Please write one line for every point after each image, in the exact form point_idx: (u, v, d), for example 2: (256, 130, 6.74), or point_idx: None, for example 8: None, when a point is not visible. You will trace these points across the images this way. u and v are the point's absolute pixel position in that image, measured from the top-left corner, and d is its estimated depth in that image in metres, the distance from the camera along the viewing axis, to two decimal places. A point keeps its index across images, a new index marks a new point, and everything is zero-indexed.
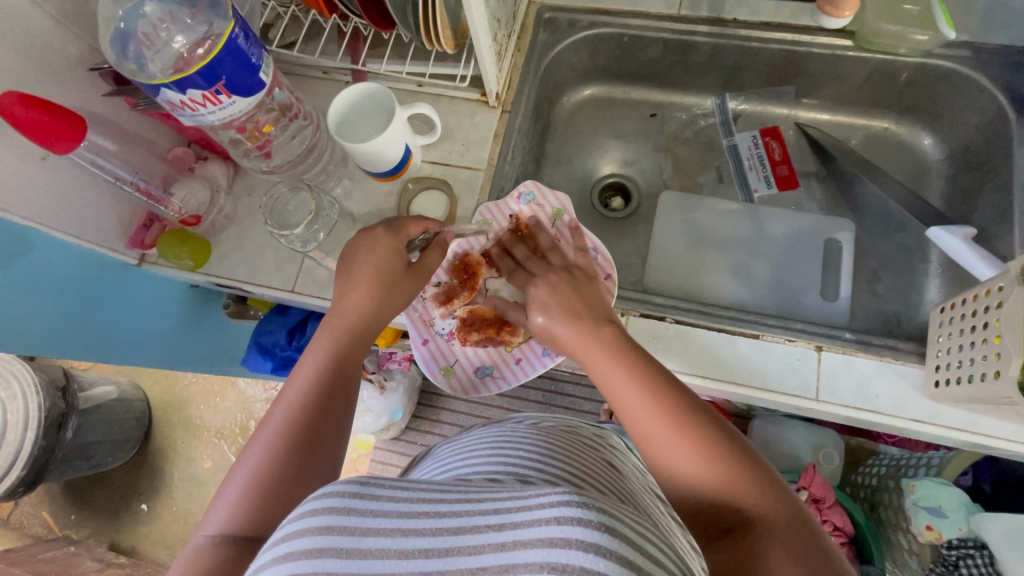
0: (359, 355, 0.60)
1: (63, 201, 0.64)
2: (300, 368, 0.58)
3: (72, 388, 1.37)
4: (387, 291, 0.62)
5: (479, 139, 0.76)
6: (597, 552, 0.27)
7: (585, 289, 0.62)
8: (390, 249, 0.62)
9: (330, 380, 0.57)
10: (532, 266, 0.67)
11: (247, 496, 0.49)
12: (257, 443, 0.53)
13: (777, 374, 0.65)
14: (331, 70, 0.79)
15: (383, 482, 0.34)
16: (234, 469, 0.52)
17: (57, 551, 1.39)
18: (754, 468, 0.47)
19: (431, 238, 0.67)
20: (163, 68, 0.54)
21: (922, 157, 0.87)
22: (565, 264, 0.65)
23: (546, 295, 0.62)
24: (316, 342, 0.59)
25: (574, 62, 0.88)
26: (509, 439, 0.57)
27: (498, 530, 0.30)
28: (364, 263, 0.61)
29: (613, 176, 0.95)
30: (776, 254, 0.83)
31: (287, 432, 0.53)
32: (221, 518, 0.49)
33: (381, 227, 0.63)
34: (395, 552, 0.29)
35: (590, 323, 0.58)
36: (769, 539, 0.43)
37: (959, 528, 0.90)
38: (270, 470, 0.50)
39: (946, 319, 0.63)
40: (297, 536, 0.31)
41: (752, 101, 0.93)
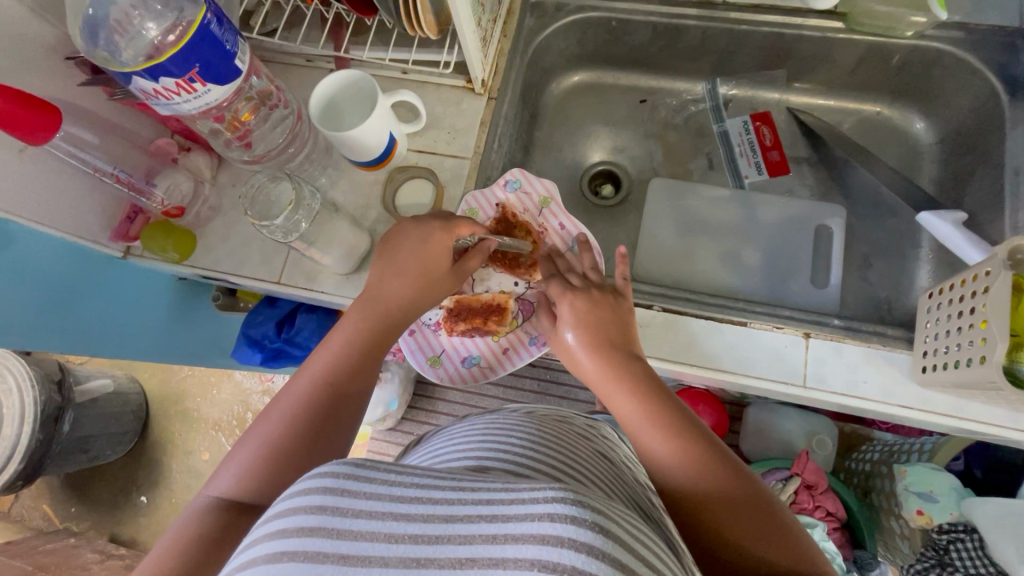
0: (385, 344, 0.60)
1: (41, 192, 0.63)
2: (323, 349, 0.58)
3: (67, 382, 1.37)
4: (421, 283, 0.62)
5: (465, 126, 0.75)
6: (589, 553, 0.27)
7: (621, 317, 0.61)
8: (435, 242, 0.62)
9: (356, 363, 0.57)
10: (572, 278, 0.65)
11: (256, 463, 0.50)
12: (275, 412, 0.53)
13: (764, 361, 0.65)
14: (314, 58, 0.77)
15: (379, 466, 0.34)
16: (249, 433, 0.53)
17: (58, 543, 1.40)
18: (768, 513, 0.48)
19: (476, 243, 0.66)
20: (135, 55, 0.53)
21: (915, 140, 0.86)
22: (604, 283, 0.64)
23: (582, 313, 0.61)
24: (345, 322, 0.60)
25: (562, 47, 0.87)
26: (501, 426, 0.57)
27: (490, 520, 0.29)
28: (404, 249, 0.62)
29: (603, 163, 0.93)
30: (767, 241, 0.82)
31: (305, 408, 0.53)
32: (229, 480, 0.49)
33: (437, 221, 0.63)
34: (385, 536, 0.29)
35: (620, 355, 0.58)
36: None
37: (949, 513, 0.91)
38: (284, 441, 0.51)
39: (934, 305, 0.63)
40: (289, 513, 0.31)
41: (743, 86, 0.91)
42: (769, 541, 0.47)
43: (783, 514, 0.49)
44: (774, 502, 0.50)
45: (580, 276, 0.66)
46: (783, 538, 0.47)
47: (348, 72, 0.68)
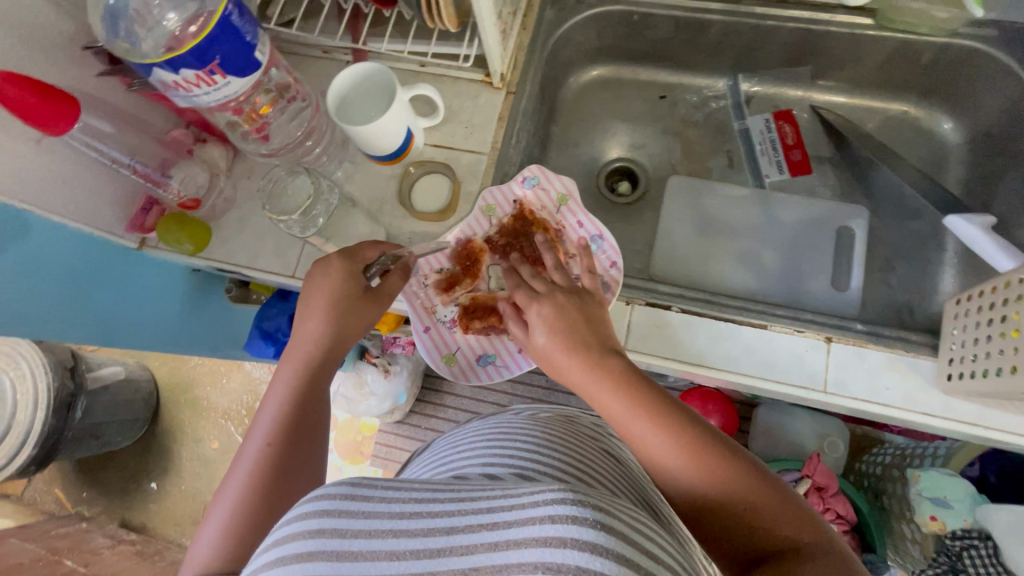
0: (325, 392, 0.59)
1: (59, 183, 0.63)
2: (264, 411, 0.57)
3: (80, 369, 1.37)
4: (343, 314, 0.60)
5: (482, 121, 0.74)
6: (594, 551, 0.27)
7: (592, 315, 0.60)
8: (342, 273, 0.60)
9: (296, 416, 0.56)
10: (536, 283, 0.64)
11: (228, 532, 0.49)
12: (232, 480, 0.52)
13: (784, 365, 0.64)
14: (330, 50, 0.77)
15: (375, 483, 0.33)
16: (212, 509, 0.51)
17: (70, 528, 1.42)
18: (770, 489, 0.48)
19: (393, 261, 0.63)
20: (156, 46, 0.52)
21: (942, 141, 0.84)
22: (572, 286, 0.63)
23: (551, 320, 0.59)
24: (279, 380, 0.59)
25: (582, 41, 0.85)
26: (505, 431, 0.57)
27: (491, 529, 0.29)
28: (318, 290, 0.60)
29: (620, 159, 0.92)
30: (786, 242, 0.81)
31: (262, 466, 0.52)
32: (206, 549, 0.48)
33: (336, 252, 0.61)
34: (386, 553, 0.29)
35: (596, 355, 0.56)
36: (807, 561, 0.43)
37: (964, 519, 0.90)
38: (246, 511, 0.50)
39: (962, 311, 0.62)
40: (286, 539, 0.31)
41: (765, 83, 0.90)
42: (772, 516, 0.46)
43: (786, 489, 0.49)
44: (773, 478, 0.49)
45: (544, 280, 0.64)
46: (785, 509, 0.47)
47: (360, 65, 0.67)
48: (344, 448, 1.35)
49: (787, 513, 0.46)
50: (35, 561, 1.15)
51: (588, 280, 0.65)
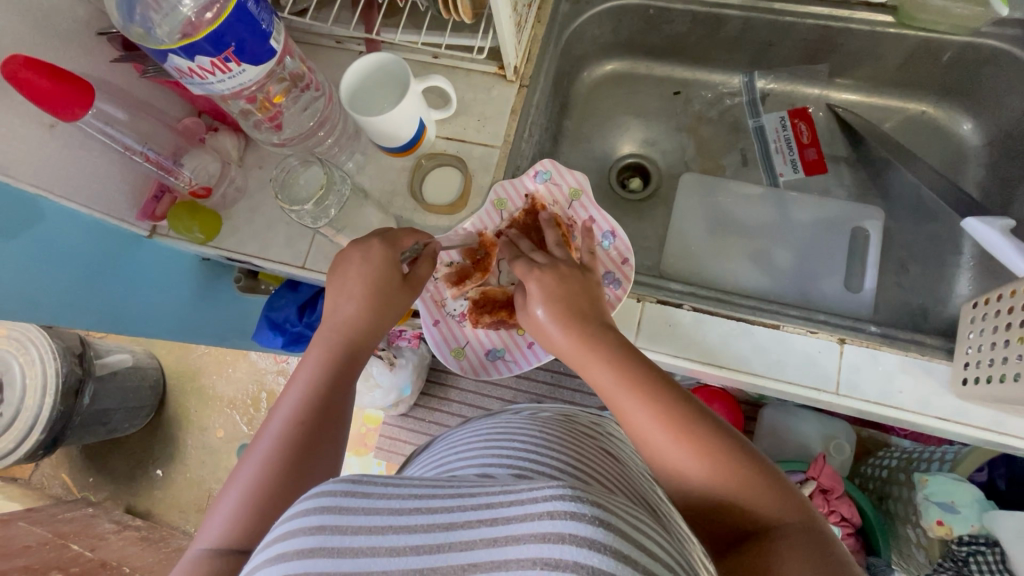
0: (353, 375, 0.59)
1: (72, 170, 0.63)
2: (292, 387, 0.56)
3: (88, 355, 1.38)
4: (377, 299, 0.60)
5: (495, 114, 0.73)
6: (591, 547, 0.28)
7: (592, 290, 0.61)
8: (384, 261, 0.60)
9: (325, 395, 0.55)
10: (536, 255, 0.64)
11: (244, 509, 0.48)
12: (250, 459, 0.51)
13: (795, 365, 0.63)
14: (344, 39, 0.76)
15: (375, 480, 0.35)
16: (232, 480, 0.50)
17: (76, 512, 1.44)
18: (763, 473, 0.47)
19: (422, 249, 0.64)
20: (171, 32, 0.52)
21: (961, 143, 0.83)
22: (571, 260, 0.64)
23: (551, 288, 0.59)
24: (308, 359, 0.58)
25: (596, 35, 0.85)
26: (506, 431, 0.57)
27: (491, 524, 0.30)
28: (355, 272, 0.60)
29: (633, 156, 0.91)
30: (799, 242, 0.80)
31: (282, 446, 0.51)
32: (219, 528, 0.48)
33: (379, 238, 0.62)
34: (387, 550, 0.30)
35: (594, 328, 0.56)
36: (785, 542, 0.43)
37: (970, 524, 0.89)
38: (266, 487, 0.49)
39: (979, 315, 0.61)
40: (289, 537, 0.32)
41: (781, 81, 0.89)
42: (763, 500, 0.46)
43: (778, 475, 0.48)
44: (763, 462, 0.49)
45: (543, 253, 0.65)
46: (768, 489, 0.47)
47: (370, 56, 0.66)
48: (351, 442, 1.36)
49: (778, 497, 0.46)
50: (42, 544, 1.17)
51: (587, 255, 0.66)
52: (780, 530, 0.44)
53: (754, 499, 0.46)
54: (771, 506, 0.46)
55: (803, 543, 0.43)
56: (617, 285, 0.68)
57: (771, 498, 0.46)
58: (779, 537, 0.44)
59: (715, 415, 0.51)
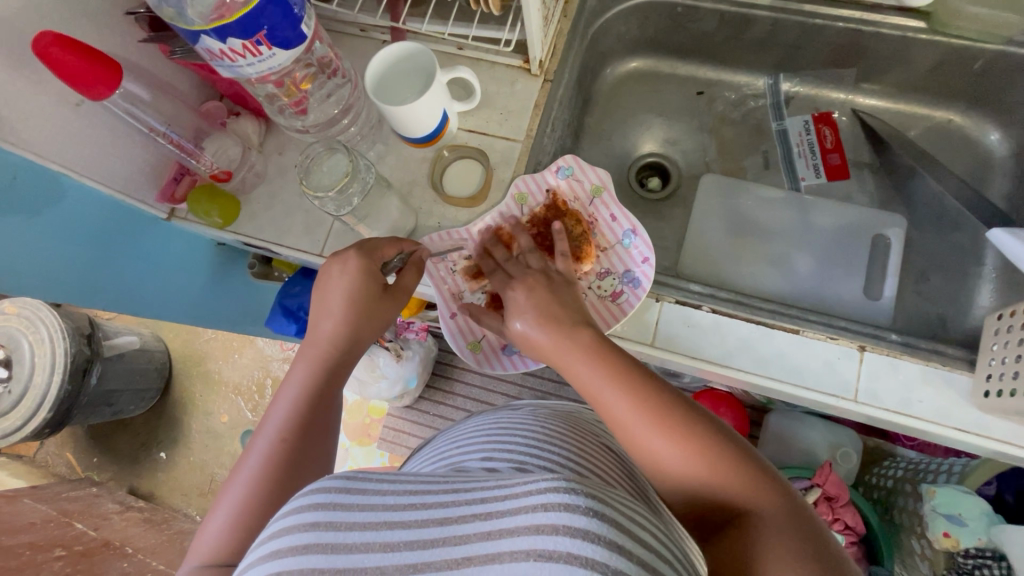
0: (339, 388, 0.58)
1: (96, 149, 0.63)
2: (277, 404, 0.56)
3: (96, 336, 1.37)
4: (360, 315, 0.59)
5: (518, 108, 0.73)
6: (584, 538, 0.28)
7: (560, 292, 0.60)
8: (363, 272, 0.59)
9: (309, 412, 0.55)
10: (511, 268, 0.64)
11: (231, 530, 0.48)
12: (237, 478, 0.51)
13: (814, 373, 0.63)
14: (368, 28, 0.76)
15: (369, 477, 0.35)
16: (219, 499, 0.51)
17: (80, 491, 1.44)
18: (750, 463, 0.46)
19: (407, 258, 0.63)
20: (202, 13, 0.51)
21: (987, 152, 0.82)
22: (543, 267, 0.63)
23: (523, 300, 0.60)
24: (293, 376, 0.57)
25: (622, 31, 0.84)
26: (507, 426, 0.57)
27: (484, 518, 0.31)
28: (335, 287, 0.59)
29: (653, 155, 0.91)
30: (818, 247, 0.80)
31: (267, 466, 0.51)
32: (210, 545, 0.48)
33: (354, 249, 0.60)
34: (380, 545, 0.30)
35: (568, 328, 0.56)
36: (769, 530, 0.42)
37: (978, 538, 0.88)
38: (253, 505, 0.49)
39: (1004, 327, 0.60)
40: (284, 533, 0.32)
41: (807, 84, 0.88)
42: (752, 490, 0.45)
43: (767, 465, 0.47)
44: (751, 452, 0.48)
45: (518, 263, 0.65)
46: (751, 477, 0.46)
47: (385, 54, 0.66)
48: (353, 431, 1.36)
49: (768, 486, 0.45)
50: (47, 522, 1.17)
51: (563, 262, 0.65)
52: (766, 517, 0.43)
53: (737, 487, 0.45)
54: (757, 493, 0.45)
55: (784, 532, 0.42)
56: (636, 286, 0.67)
57: (755, 486, 0.45)
58: (764, 524, 0.43)
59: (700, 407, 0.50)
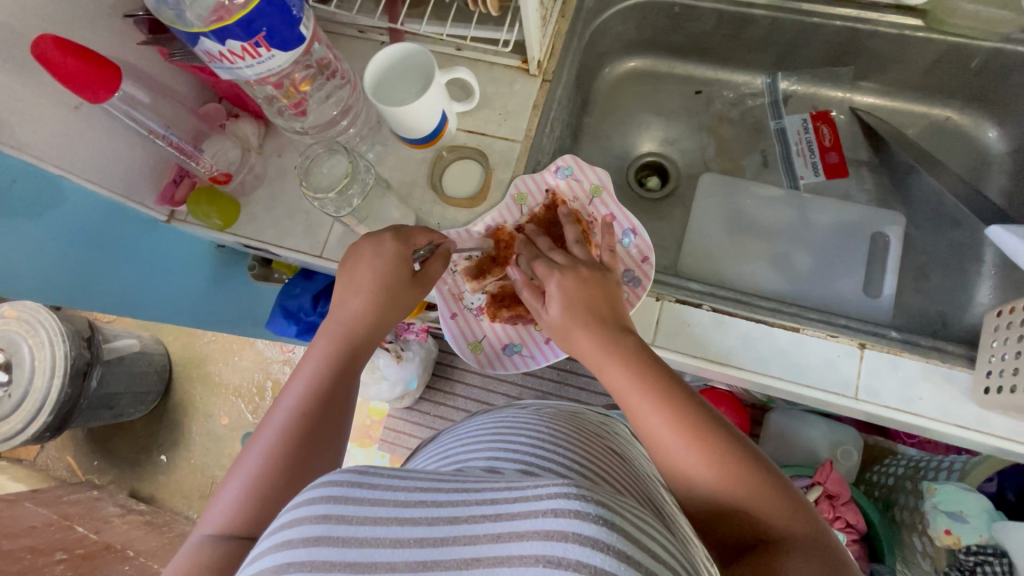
0: (357, 371, 0.58)
1: (96, 153, 0.63)
2: (295, 379, 0.56)
3: (96, 339, 1.37)
4: (386, 298, 0.59)
5: (517, 108, 0.73)
6: (593, 546, 0.28)
7: (612, 293, 0.60)
8: (395, 256, 0.59)
9: (329, 392, 0.55)
10: (556, 255, 0.63)
11: (244, 501, 0.48)
12: (254, 450, 0.52)
13: (815, 370, 0.63)
14: (367, 29, 0.76)
15: (382, 472, 0.35)
16: (235, 470, 0.51)
17: (81, 495, 1.44)
18: (776, 487, 0.47)
19: (435, 250, 0.62)
20: (201, 14, 0.51)
21: (985, 150, 0.82)
22: (595, 261, 0.62)
23: (572, 292, 0.59)
24: (314, 351, 0.58)
25: (620, 31, 0.84)
26: (514, 425, 0.57)
27: (495, 520, 0.31)
28: (364, 267, 0.59)
29: (651, 154, 0.91)
30: (818, 245, 0.80)
31: (284, 441, 0.51)
32: (222, 514, 0.48)
33: (391, 232, 0.60)
34: (390, 541, 0.30)
35: (615, 331, 0.56)
36: (792, 557, 0.43)
37: (978, 534, 0.89)
38: (271, 477, 0.49)
39: (1004, 324, 0.60)
40: (293, 525, 0.32)
41: (805, 82, 0.88)
42: (777, 515, 0.45)
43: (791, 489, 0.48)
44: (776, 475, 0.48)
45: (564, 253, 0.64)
46: (780, 502, 0.46)
47: (387, 55, 0.66)
48: (354, 432, 1.36)
49: (792, 512, 0.46)
50: (48, 525, 1.17)
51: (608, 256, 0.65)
52: (788, 544, 0.44)
53: (763, 510, 0.45)
54: (780, 517, 0.45)
55: (810, 560, 0.42)
56: (635, 285, 0.67)
57: (781, 510, 0.45)
58: (787, 550, 0.43)
59: (733, 426, 0.50)
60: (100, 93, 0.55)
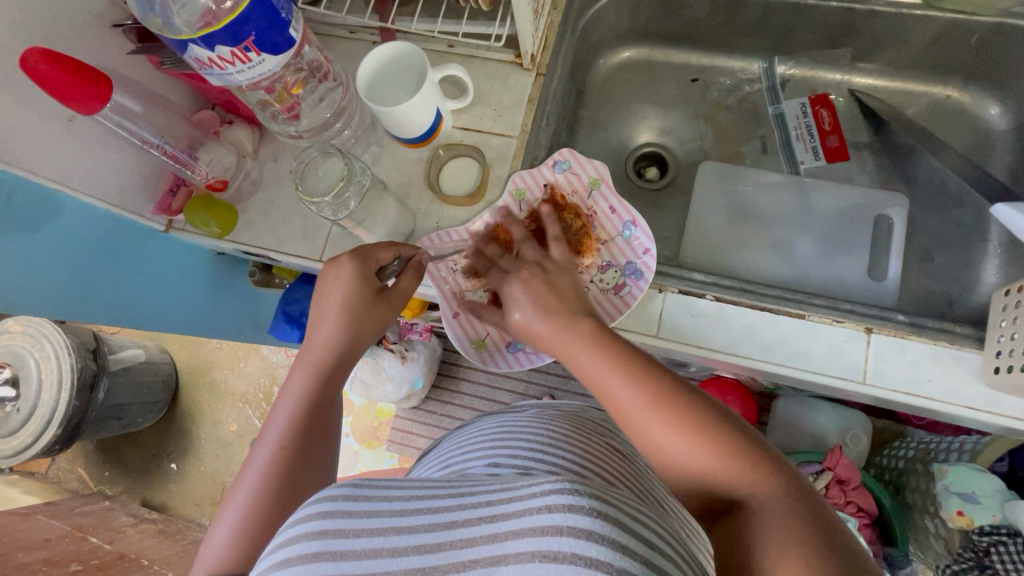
0: (336, 394, 0.58)
1: (89, 164, 0.63)
2: (276, 412, 0.56)
3: (102, 351, 1.37)
4: (357, 319, 0.59)
5: (512, 103, 0.72)
6: (589, 538, 0.28)
7: (559, 283, 0.59)
8: (354, 275, 0.58)
9: (308, 420, 0.55)
10: (506, 262, 0.64)
11: (236, 536, 0.48)
12: (241, 485, 0.51)
13: (822, 357, 0.63)
14: (357, 30, 0.75)
15: (378, 484, 0.35)
16: (224, 509, 0.51)
17: (93, 506, 1.45)
18: (753, 449, 0.44)
19: (406, 263, 0.62)
20: (190, 21, 0.51)
21: (987, 127, 0.81)
22: (538, 258, 0.62)
23: (520, 294, 0.59)
24: (291, 382, 0.57)
25: (613, 22, 0.83)
26: (510, 429, 0.57)
27: (490, 521, 0.30)
28: (332, 291, 0.59)
29: (649, 144, 0.90)
30: (820, 230, 0.79)
31: (270, 472, 0.51)
32: (215, 554, 0.48)
33: (349, 253, 0.60)
34: (389, 550, 0.30)
35: (566, 318, 0.55)
36: (772, 515, 0.40)
37: (992, 515, 0.88)
38: (259, 512, 0.49)
39: (1012, 303, 0.60)
40: (293, 542, 0.32)
41: (802, 66, 0.87)
42: (755, 476, 0.43)
43: (771, 451, 0.45)
44: (755, 439, 0.46)
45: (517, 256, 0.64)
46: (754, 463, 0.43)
47: (369, 64, 0.65)
48: (362, 434, 1.36)
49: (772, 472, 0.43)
50: (61, 537, 1.18)
51: (557, 250, 0.63)
52: (768, 502, 0.41)
53: (737, 474, 0.43)
54: (760, 478, 0.43)
55: (792, 517, 0.39)
56: (638, 277, 0.67)
57: (760, 472, 0.43)
58: (766, 509, 0.40)
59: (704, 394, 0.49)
60: (106, 98, 0.55)
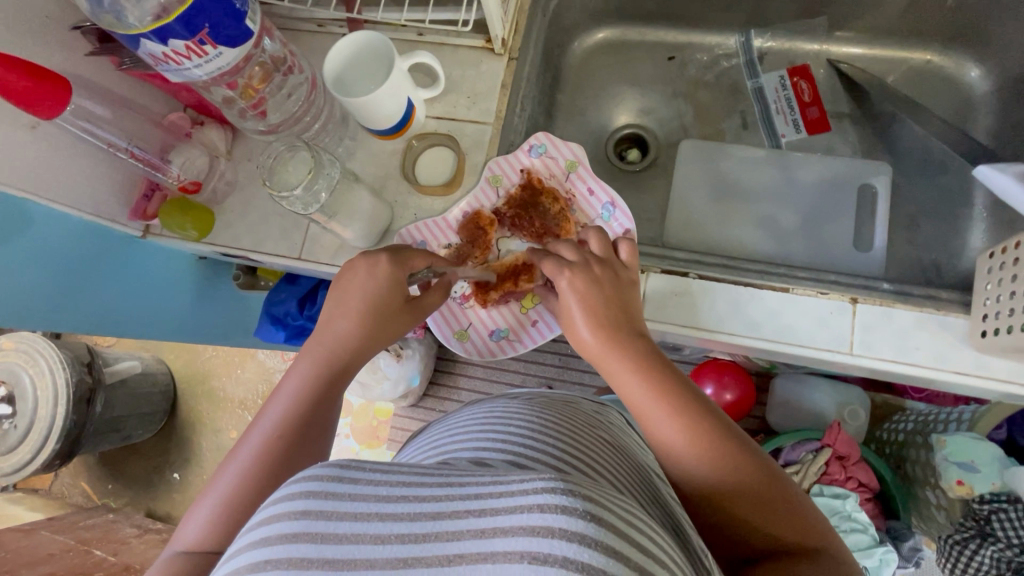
0: (339, 394, 0.57)
1: (55, 171, 0.62)
2: (275, 401, 0.55)
3: (97, 364, 1.36)
4: (377, 321, 0.58)
5: (486, 89, 0.71)
6: (580, 542, 0.27)
7: (626, 295, 0.58)
8: (390, 278, 0.58)
9: (308, 415, 0.54)
10: (567, 251, 0.60)
11: (215, 519, 0.48)
12: (228, 469, 0.51)
13: (808, 329, 0.62)
14: (325, 23, 0.74)
15: (363, 466, 0.34)
16: (208, 490, 0.50)
17: (97, 519, 1.45)
18: (790, 497, 0.46)
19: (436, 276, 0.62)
20: (141, 15, 0.50)
21: (968, 90, 0.80)
22: (604, 256, 0.60)
23: (585, 293, 0.57)
24: (294, 373, 0.56)
25: (585, 2, 0.82)
26: (504, 416, 0.56)
27: (478, 514, 0.29)
28: (359, 285, 0.57)
29: (629, 126, 0.89)
30: (805, 203, 0.78)
31: (261, 461, 0.51)
32: (193, 533, 0.48)
33: (387, 253, 0.59)
34: (371, 537, 0.29)
35: (625, 336, 0.55)
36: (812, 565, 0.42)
37: (992, 483, 0.87)
38: (240, 498, 0.49)
39: (996, 265, 0.59)
40: (272, 520, 0.31)
41: (779, 39, 0.86)
42: (790, 526, 0.45)
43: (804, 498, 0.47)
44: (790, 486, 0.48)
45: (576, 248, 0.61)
46: (801, 518, 0.46)
47: (335, 61, 0.64)
48: (362, 433, 1.36)
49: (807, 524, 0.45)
50: (65, 551, 1.18)
51: (626, 252, 0.61)
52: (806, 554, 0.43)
53: (788, 526, 0.45)
54: (797, 530, 0.45)
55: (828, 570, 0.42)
56: None
57: (796, 524, 0.45)
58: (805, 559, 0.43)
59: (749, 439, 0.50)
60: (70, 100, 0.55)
